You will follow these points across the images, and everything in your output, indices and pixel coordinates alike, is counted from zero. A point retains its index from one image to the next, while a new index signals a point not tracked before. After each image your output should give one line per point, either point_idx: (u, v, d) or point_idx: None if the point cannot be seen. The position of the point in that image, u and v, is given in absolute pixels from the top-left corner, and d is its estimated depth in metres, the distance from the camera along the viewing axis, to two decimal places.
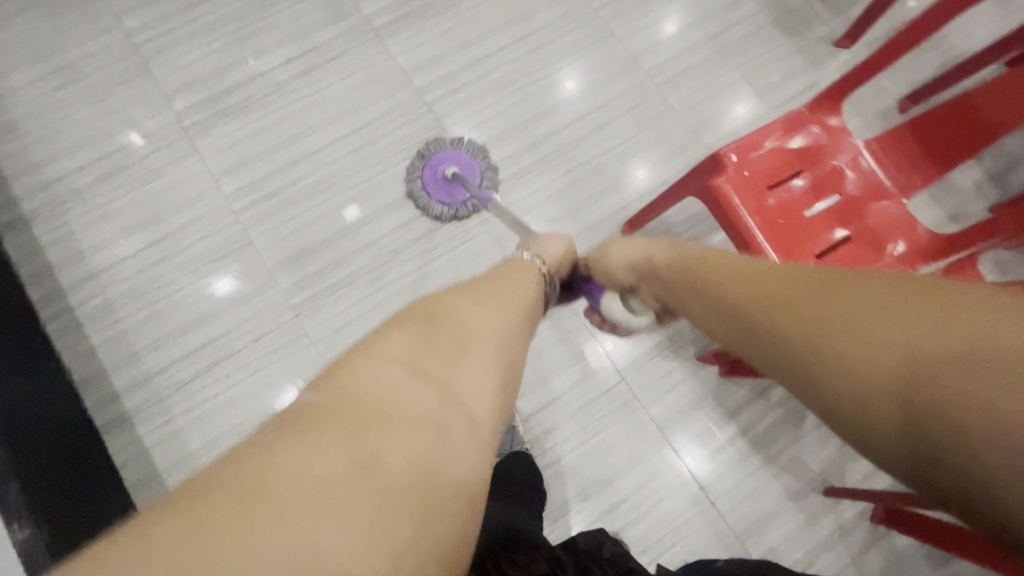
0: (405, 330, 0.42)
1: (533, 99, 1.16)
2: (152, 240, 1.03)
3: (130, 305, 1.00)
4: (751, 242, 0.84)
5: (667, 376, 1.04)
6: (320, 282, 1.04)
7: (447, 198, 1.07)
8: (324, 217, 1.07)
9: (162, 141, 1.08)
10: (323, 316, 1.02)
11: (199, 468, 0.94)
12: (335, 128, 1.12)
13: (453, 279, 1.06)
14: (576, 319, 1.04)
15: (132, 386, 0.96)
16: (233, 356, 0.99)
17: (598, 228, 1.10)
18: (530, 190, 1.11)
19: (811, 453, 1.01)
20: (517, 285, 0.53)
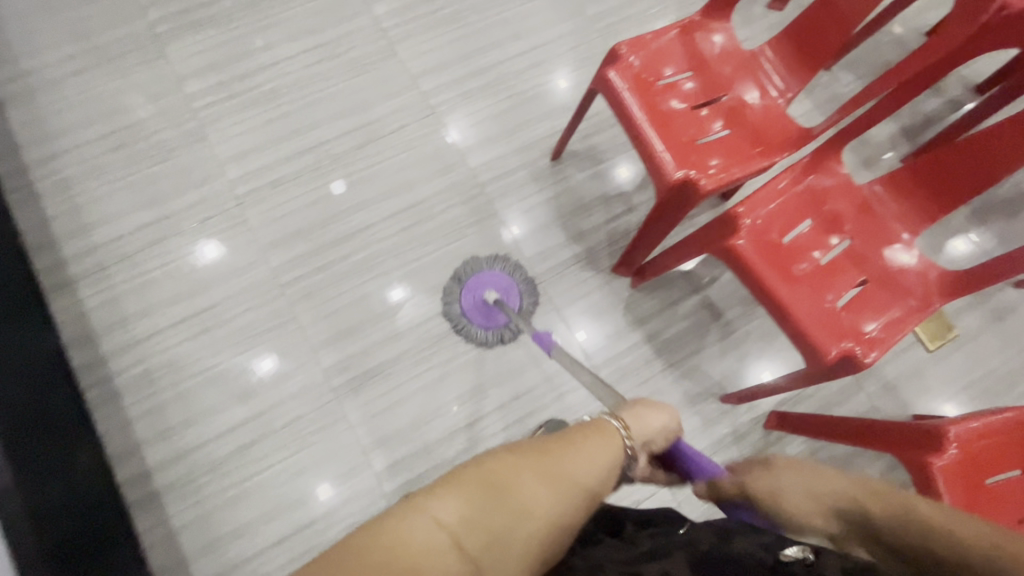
0: (472, 481, 0.40)
1: (483, 30, 1.18)
2: (111, 129, 1.04)
3: (69, 185, 1.00)
4: (634, 124, 0.84)
5: (584, 284, 1.05)
6: (268, 175, 1.04)
7: (487, 322, 0.98)
8: (278, 121, 1.07)
9: (131, 44, 1.08)
10: (264, 208, 1.02)
11: (136, 363, 0.92)
12: (305, 56, 1.11)
13: (389, 185, 1.06)
14: (507, 229, 1.06)
15: (85, 256, 0.96)
16: (179, 241, 0.99)
17: (532, 149, 1.12)
18: (471, 112, 1.12)
19: (712, 362, 1.04)
20: (600, 443, 0.48)
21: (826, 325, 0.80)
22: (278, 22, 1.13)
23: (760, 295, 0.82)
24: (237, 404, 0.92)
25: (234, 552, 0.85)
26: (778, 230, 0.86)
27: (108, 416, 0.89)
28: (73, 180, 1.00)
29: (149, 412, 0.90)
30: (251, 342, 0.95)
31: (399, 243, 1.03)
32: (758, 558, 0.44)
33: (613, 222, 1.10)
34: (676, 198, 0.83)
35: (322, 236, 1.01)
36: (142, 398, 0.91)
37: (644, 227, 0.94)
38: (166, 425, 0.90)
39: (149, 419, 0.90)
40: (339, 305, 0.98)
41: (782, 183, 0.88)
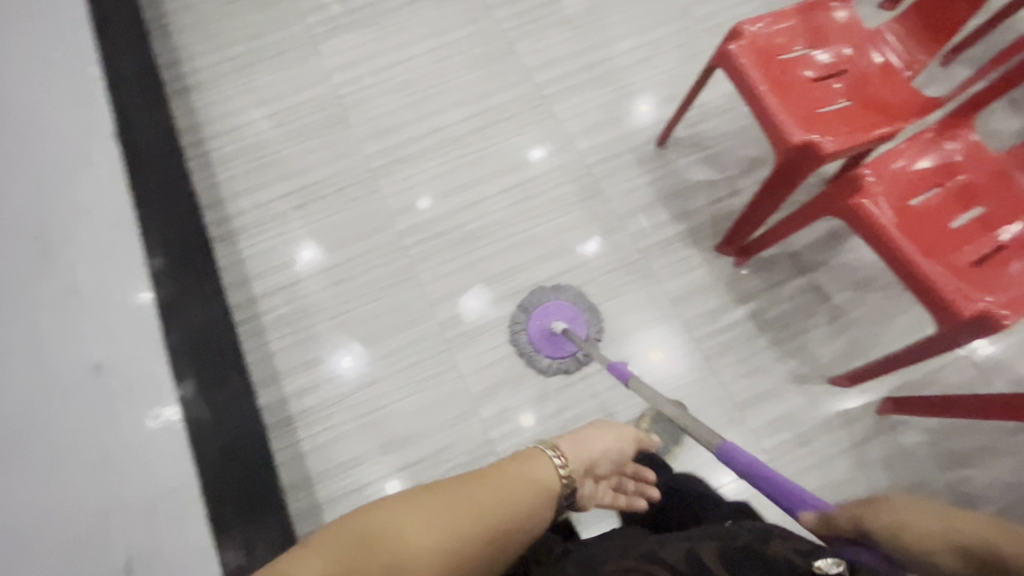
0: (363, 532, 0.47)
1: (592, 31, 1.27)
2: (271, 112, 1.23)
3: (237, 157, 1.20)
4: (756, 94, 0.82)
5: (684, 261, 1.07)
6: (397, 152, 1.18)
7: (553, 351, 1.02)
8: (407, 106, 1.22)
9: (293, 44, 1.29)
10: (392, 180, 1.16)
11: (282, 305, 1.09)
12: (435, 55, 1.26)
13: (500, 163, 1.16)
14: (608, 206, 1.11)
15: (248, 217, 1.16)
16: (320, 205, 1.16)
17: (636, 136, 1.17)
18: (578, 102, 1.21)
19: (819, 345, 1.01)
20: (510, 484, 0.58)
21: (961, 286, 0.73)
22: (412, 24, 1.29)
23: (891, 259, 0.77)
24: (364, 348, 1.05)
25: (354, 474, 0.98)
26: (908, 194, 0.80)
27: (259, 346, 1.06)
28: (243, 152, 1.21)
29: (291, 346, 1.06)
30: (374, 294, 1.08)
31: (507, 216, 1.12)
32: (789, 564, 0.41)
33: (717, 204, 1.11)
34: (797, 163, 0.80)
35: (441, 206, 1.13)
36: (287, 333, 1.07)
37: (753, 202, 0.93)
38: (305, 358, 1.05)
39: (293, 351, 1.06)
40: (452, 268, 1.09)
41: (911, 148, 0.83)
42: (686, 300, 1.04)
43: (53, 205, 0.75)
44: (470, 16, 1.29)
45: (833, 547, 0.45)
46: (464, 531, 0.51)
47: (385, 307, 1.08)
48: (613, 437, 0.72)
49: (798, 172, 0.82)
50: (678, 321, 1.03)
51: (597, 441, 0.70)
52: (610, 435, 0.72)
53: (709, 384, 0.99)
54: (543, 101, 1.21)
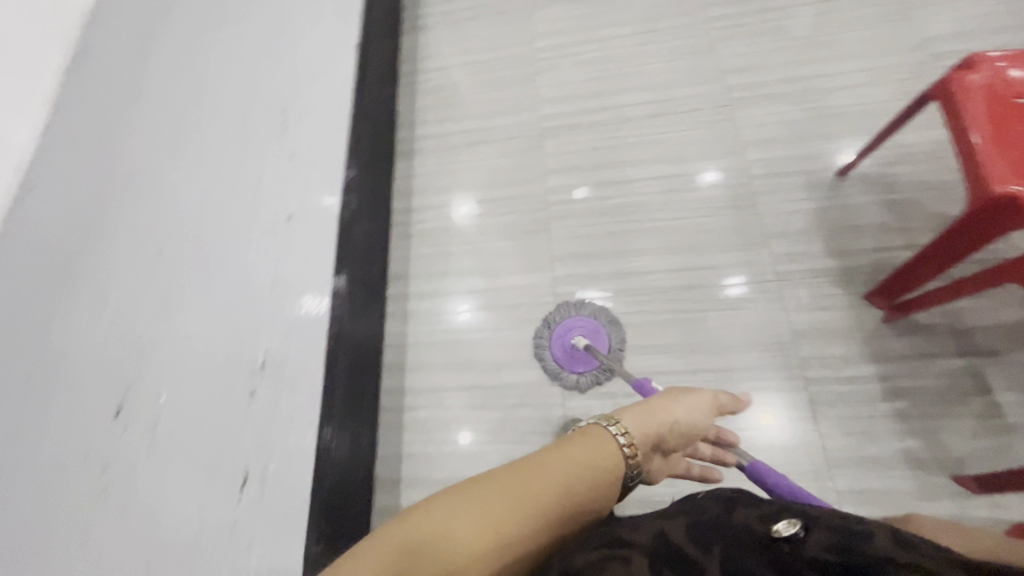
0: (427, 536, 0.46)
1: (804, 46, 1.21)
2: (475, 61, 1.39)
3: (436, 91, 1.38)
4: (966, 132, 0.74)
5: (822, 297, 0.99)
6: (569, 118, 1.26)
7: (581, 366, 1.01)
8: (592, 81, 1.29)
9: (513, 8, 1.43)
10: (557, 141, 1.24)
11: (430, 220, 1.24)
12: (636, 40, 1.31)
13: (662, 151, 1.17)
14: (758, 221, 1.07)
15: (429, 141, 1.33)
16: (488, 147, 1.28)
17: (815, 159, 1.10)
18: (763, 112, 1.16)
19: (956, 437, 0.88)
20: (583, 472, 0.55)
21: None
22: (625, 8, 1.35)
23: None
24: (483, 278, 1.16)
25: (440, 379, 1.10)
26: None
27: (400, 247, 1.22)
28: (443, 89, 1.38)
29: (425, 256, 1.21)
30: (506, 234, 1.18)
31: (651, 200, 1.13)
32: (751, 527, 0.46)
33: (883, 251, 1.00)
34: (991, 216, 0.70)
35: (592, 175, 1.19)
36: (425, 244, 1.21)
37: (924, 253, 0.83)
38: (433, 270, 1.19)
39: (425, 260, 1.20)
40: (582, 232, 1.14)
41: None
42: (810, 336, 0.97)
43: (288, 132, 1.14)
44: (683, 11, 1.31)
45: (789, 525, 0.44)
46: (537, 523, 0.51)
47: (512, 248, 1.16)
48: (686, 408, 0.70)
49: (992, 228, 0.72)
50: (795, 355, 0.96)
51: (675, 409, 0.69)
52: (688, 402, 0.71)
53: (807, 429, 0.91)
54: (728, 104, 1.19)
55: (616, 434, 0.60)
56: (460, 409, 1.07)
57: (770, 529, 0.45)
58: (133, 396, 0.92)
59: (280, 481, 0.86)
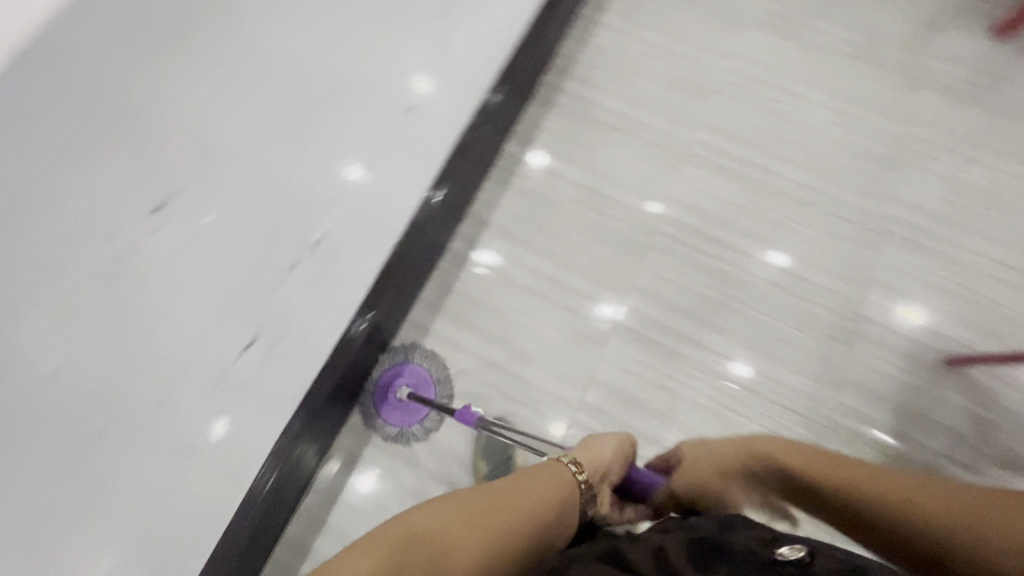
0: (402, 532, 0.55)
1: (988, 218, 1.10)
2: (656, 43, 1.26)
3: (603, 52, 1.25)
4: None
5: None
6: (719, 157, 1.15)
7: (401, 420, 0.98)
8: (761, 132, 1.17)
9: (723, 12, 1.28)
10: (695, 172, 1.14)
11: (532, 179, 1.14)
12: (823, 116, 1.19)
13: (790, 240, 1.08)
14: (844, 363, 1.00)
15: (569, 99, 1.21)
16: (626, 138, 1.18)
17: (932, 336, 1.02)
18: (909, 259, 1.07)
19: None
20: (525, 485, 0.64)
21: None
22: (832, 78, 1.22)
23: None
24: (555, 264, 1.07)
25: (465, 338, 1.02)
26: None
27: (490, 189, 1.12)
28: (615, 53, 1.25)
29: (508, 211, 1.11)
30: (597, 234, 1.09)
31: (752, 283, 1.05)
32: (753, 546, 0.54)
33: (945, 459, 0.94)
34: None
35: (711, 225, 1.10)
36: (516, 199, 1.12)
37: None
38: (509, 228, 1.10)
39: (507, 214, 1.11)
40: (671, 275, 1.06)
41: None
42: None
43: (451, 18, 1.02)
44: (888, 113, 1.18)
45: (791, 550, 0.51)
46: (492, 527, 0.58)
47: (596, 252, 1.08)
48: (608, 447, 0.74)
49: None
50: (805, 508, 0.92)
51: (602, 450, 0.72)
52: (611, 441, 0.75)
53: None
54: (880, 232, 1.09)
55: (569, 467, 0.68)
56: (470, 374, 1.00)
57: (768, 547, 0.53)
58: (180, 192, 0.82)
59: (284, 359, 0.85)
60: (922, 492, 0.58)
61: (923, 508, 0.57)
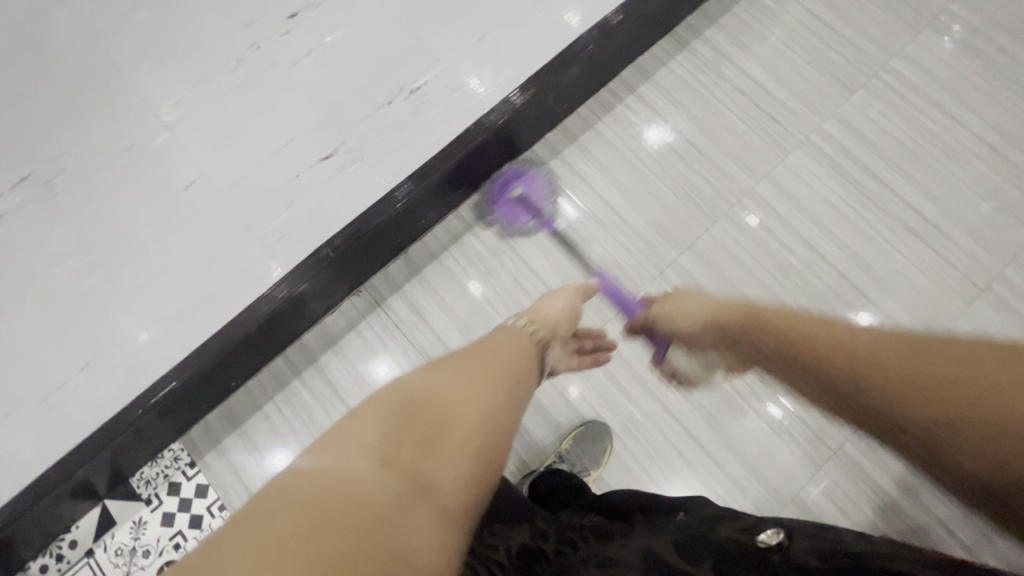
0: (386, 411, 0.53)
1: None
2: (822, 18, 1.15)
3: (761, 10, 1.17)
4: None
5: (848, 497, 0.90)
6: (838, 152, 1.07)
7: (508, 219, 1.05)
8: (896, 143, 1.07)
9: (912, 7, 1.15)
10: (805, 159, 1.07)
11: (637, 111, 1.11)
12: (973, 149, 1.06)
13: (877, 261, 1.00)
14: None
15: (706, 47, 1.15)
16: (747, 103, 1.11)
17: None
18: (1003, 327, 0.96)
19: None
20: (494, 356, 0.63)
21: None
22: (1005, 112, 1.07)
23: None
24: (626, 199, 1.06)
25: (515, 234, 1.05)
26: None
27: (591, 107, 1.11)
28: (771, 14, 1.16)
29: (600, 133, 1.10)
30: (677, 185, 1.06)
31: (816, 287, 1.00)
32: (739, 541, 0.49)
33: (945, 527, 0.88)
34: None
35: (799, 216, 1.03)
36: (612, 125, 1.10)
37: None
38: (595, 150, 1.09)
39: (598, 136, 1.10)
40: (735, 249, 1.02)
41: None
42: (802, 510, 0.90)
43: None
44: None
45: (772, 536, 0.47)
46: (477, 396, 0.56)
47: (669, 201, 1.06)
48: (564, 299, 0.78)
49: None
50: (775, 511, 0.90)
51: (549, 311, 0.76)
52: (559, 299, 0.78)
53: None
54: (981, 288, 0.98)
55: (524, 329, 0.70)
56: (506, 268, 1.03)
57: (749, 536, 0.49)
58: (314, 12, 0.95)
59: (348, 183, 0.90)
60: (950, 371, 0.44)
61: (967, 396, 0.42)
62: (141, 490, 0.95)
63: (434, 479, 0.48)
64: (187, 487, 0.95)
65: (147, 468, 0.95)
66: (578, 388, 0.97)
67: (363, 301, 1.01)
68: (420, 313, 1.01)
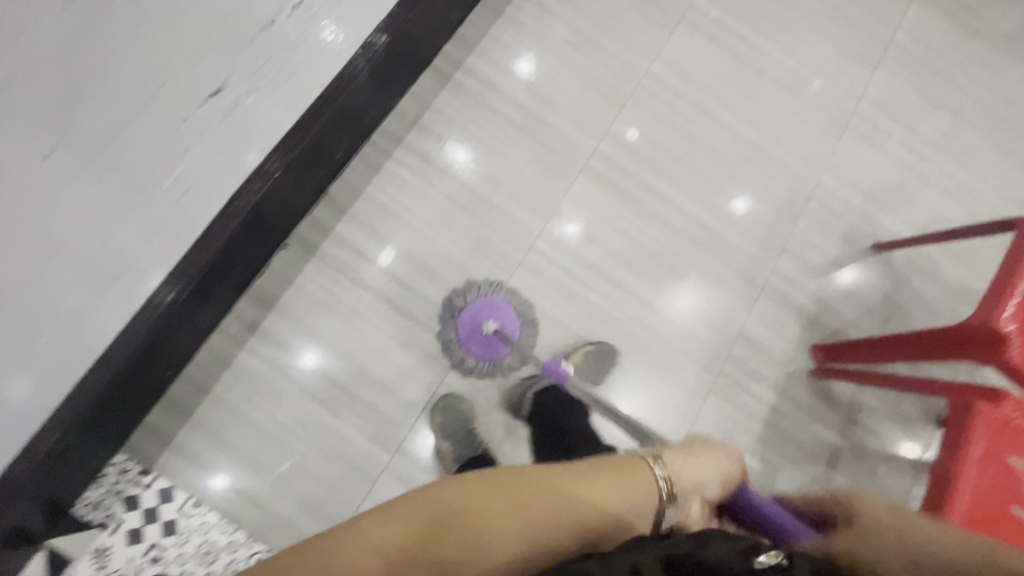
0: (431, 500, 0.43)
1: (946, 127, 1.15)
2: None
3: None
4: (1014, 269, 0.74)
5: (780, 322, 1.04)
6: (712, 26, 1.15)
7: (484, 354, 0.95)
8: (757, 11, 1.18)
9: None
10: (686, 36, 1.14)
11: (526, 12, 1.11)
12: (817, 6, 1.19)
13: (762, 117, 1.12)
14: (785, 233, 1.07)
15: None
16: None
17: (868, 222, 1.10)
18: (865, 153, 1.13)
19: (789, 478, 0.97)
20: (591, 487, 0.46)
21: None
22: None
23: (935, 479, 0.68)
24: (535, 100, 1.07)
25: (437, 154, 1.03)
26: (1017, 449, 0.68)
27: (481, 15, 1.09)
28: None
29: (495, 40, 1.09)
30: (580, 78, 1.09)
31: (717, 149, 1.09)
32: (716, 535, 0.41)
33: (852, 324, 1.05)
34: (974, 334, 0.74)
35: (692, 88, 1.11)
36: (506, 30, 1.09)
37: (893, 337, 0.87)
38: (495, 57, 1.08)
39: (494, 43, 1.08)
40: (643, 129, 1.08)
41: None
42: (745, 341, 1.02)
43: None
44: (881, 14, 1.20)
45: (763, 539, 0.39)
46: (512, 537, 0.42)
47: (575, 96, 1.08)
48: (711, 468, 0.54)
49: (963, 346, 0.76)
50: (728, 349, 1.01)
51: (698, 471, 0.52)
52: (716, 459, 0.55)
53: (690, 401, 0.99)
54: (845, 124, 1.14)
55: (655, 471, 0.49)
56: (437, 190, 1.02)
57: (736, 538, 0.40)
58: None
59: (247, 118, 0.78)
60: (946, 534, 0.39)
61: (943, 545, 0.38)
62: (91, 517, 0.84)
63: None
64: (149, 497, 0.86)
65: (91, 492, 0.84)
66: (536, 289, 1.00)
67: (296, 252, 0.97)
68: (361, 252, 0.98)
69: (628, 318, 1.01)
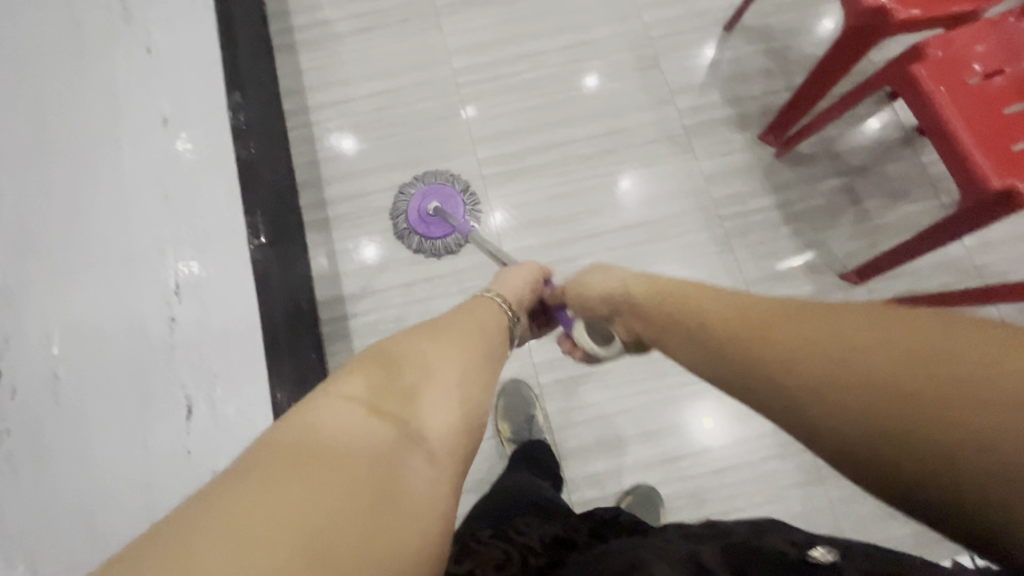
0: (367, 365, 0.43)
1: None
2: None
3: None
4: None
5: (724, 143, 1.08)
6: None
7: (426, 231, 1.02)
8: None
9: None
10: (458, 19, 1.15)
11: (330, 117, 1.11)
12: None
13: (562, 20, 1.15)
14: (664, 81, 1.11)
15: (304, 28, 1.16)
16: (381, 30, 1.15)
17: (705, 16, 1.14)
18: None
19: (840, 241, 1.02)
20: (476, 326, 0.56)
21: (1005, 165, 0.71)
22: None
23: (938, 142, 0.75)
24: (403, 171, 1.08)
25: (380, 282, 1.04)
26: (961, 74, 0.76)
27: (304, 154, 1.10)
28: None
29: (330, 160, 1.09)
30: (416, 124, 1.10)
31: (558, 71, 1.12)
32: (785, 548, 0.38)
33: (770, 96, 1.10)
34: (862, 25, 0.79)
35: (497, 49, 1.14)
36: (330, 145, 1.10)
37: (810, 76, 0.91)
38: (345, 173, 1.08)
39: (334, 163, 1.09)
40: (495, 113, 1.10)
41: (980, 32, 0.78)
42: (716, 181, 1.06)
43: None
44: None
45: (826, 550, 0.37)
46: (463, 376, 0.46)
47: (426, 140, 1.09)
48: (607, 278, 0.59)
49: (861, 39, 0.81)
50: (710, 199, 1.05)
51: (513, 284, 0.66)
52: (522, 275, 0.68)
53: (724, 259, 1.02)
54: None
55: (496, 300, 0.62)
56: (405, 305, 1.02)
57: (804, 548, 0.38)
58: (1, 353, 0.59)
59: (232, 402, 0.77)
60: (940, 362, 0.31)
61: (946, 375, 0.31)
62: None
63: (431, 434, 0.40)
64: None
65: None
66: None
67: None
68: None
69: (624, 248, 1.03)
